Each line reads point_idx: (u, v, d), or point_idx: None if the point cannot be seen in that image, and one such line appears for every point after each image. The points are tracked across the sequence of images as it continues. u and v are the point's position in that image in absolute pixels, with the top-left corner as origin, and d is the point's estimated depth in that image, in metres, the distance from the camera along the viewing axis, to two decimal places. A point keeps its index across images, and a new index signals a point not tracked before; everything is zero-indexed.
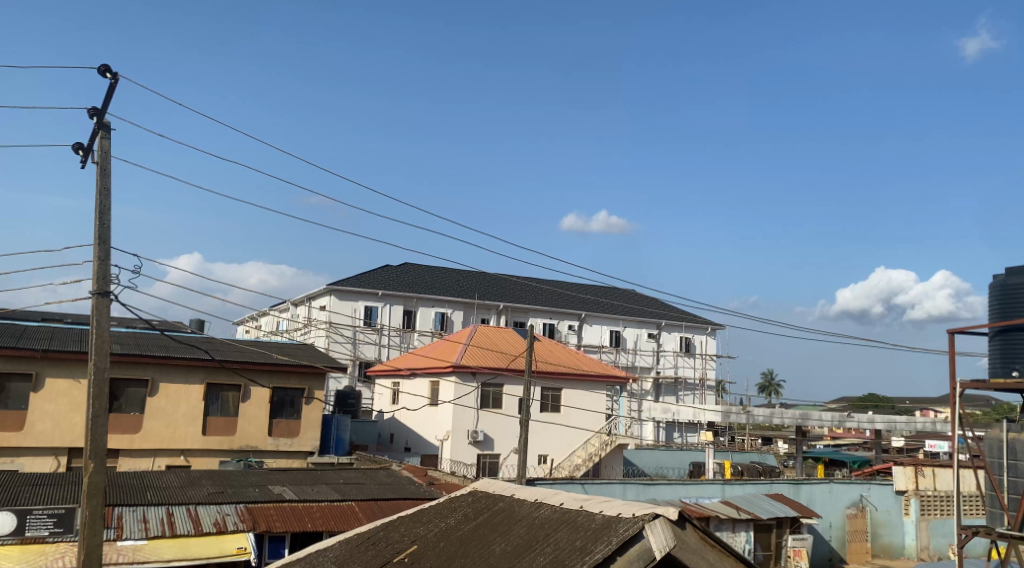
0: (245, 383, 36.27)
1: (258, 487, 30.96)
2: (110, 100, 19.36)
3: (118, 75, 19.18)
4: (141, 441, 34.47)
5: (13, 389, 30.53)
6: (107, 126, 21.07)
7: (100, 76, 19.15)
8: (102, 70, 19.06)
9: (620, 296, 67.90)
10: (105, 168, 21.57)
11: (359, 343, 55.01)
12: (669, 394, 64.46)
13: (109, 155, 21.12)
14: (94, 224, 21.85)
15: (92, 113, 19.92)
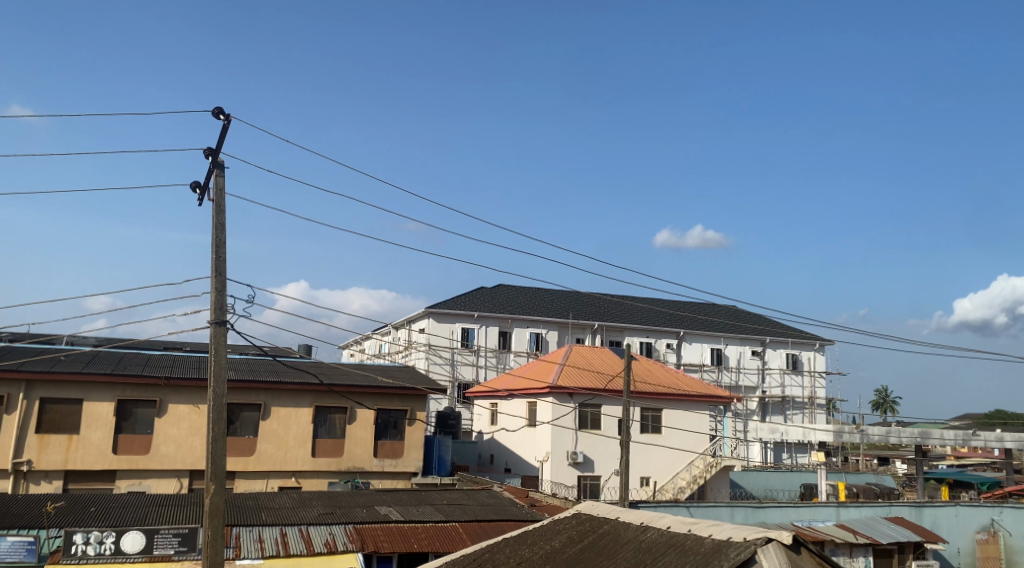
0: (351, 405, 37.26)
1: (365, 508, 31.74)
2: (224, 140, 20.52)
3: (231, 116, 20.30)
4: (256, 463, 35.76)
5: (140, 415, 32.16)
6: (221, 163, 22.23)
7: (215, 117, 20.33)
8: (216, 112, 20.22)
9: (722, 313, 66.94)
10: (220, 204, 22.76)
11: (458, 364, 55.73)
12: (777, 414, 63.00)
13: (224, 191, 22.35)
14: (211, 256, 23.09)
15: (207, 153, 21.13)
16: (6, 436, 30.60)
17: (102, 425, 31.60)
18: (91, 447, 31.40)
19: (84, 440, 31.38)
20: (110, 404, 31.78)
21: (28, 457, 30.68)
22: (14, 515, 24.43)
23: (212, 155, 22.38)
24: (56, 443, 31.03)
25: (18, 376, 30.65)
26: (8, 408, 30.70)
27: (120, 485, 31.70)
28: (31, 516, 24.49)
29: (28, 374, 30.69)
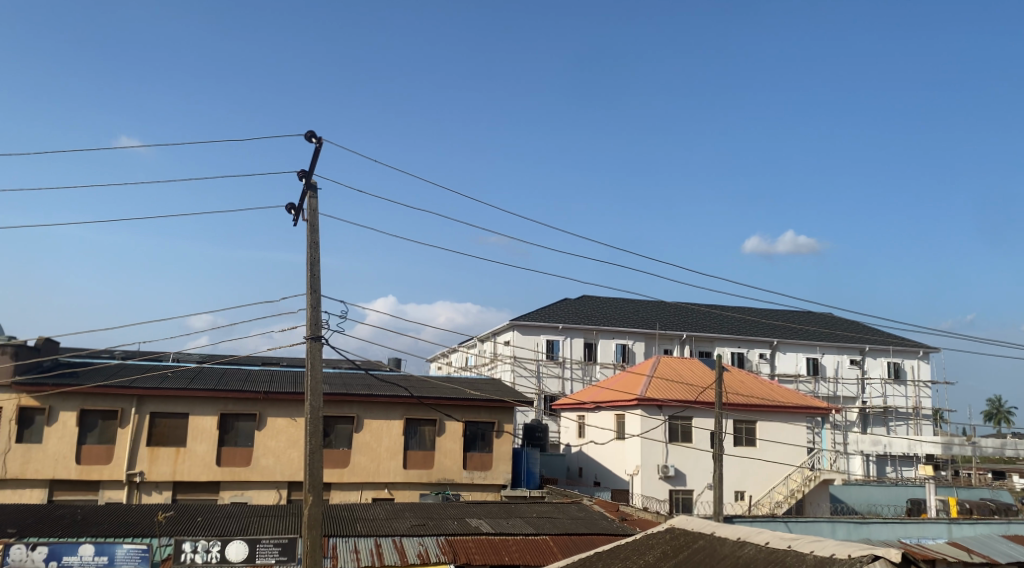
0: (440, 417, 37.69)
1: (456, 519, 31.97)
2: (317, 163, 21.18)
3: (323, 139, 20.90)
4: (350, 475, 36.43)
5: (241, 428, 33.18)
6: (314, 185, 22.89)
7: (307, 141, 20.96)
8: (309, 136, 20.86)
9: (817, 321, 65.47)
10: (313, 224, 23.40)
11: (544, 376, 55.68)
12: (880, 425, 60.52)
13: (318, 212, 22.98)
14: (306, 275, 23.73)
15: (301, 176, 21.82)
16: (120, 449, 32.17)
17: (206, 438, 32.73)
18: (196, 459, 32.53)
19: (190, 453, 32.55)
20: (214, 418, 32.92)
21: (141, 468, 32.08)
22: (127, 524, 25.50)
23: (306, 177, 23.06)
24: (165, 456, 32.34)
25: (130, 392, 32.20)
26: (122, 422, 32.30)
27: (224, 495, 32.66)
28: (144, 524, 25.53)
29: (139, 390, 32.21)
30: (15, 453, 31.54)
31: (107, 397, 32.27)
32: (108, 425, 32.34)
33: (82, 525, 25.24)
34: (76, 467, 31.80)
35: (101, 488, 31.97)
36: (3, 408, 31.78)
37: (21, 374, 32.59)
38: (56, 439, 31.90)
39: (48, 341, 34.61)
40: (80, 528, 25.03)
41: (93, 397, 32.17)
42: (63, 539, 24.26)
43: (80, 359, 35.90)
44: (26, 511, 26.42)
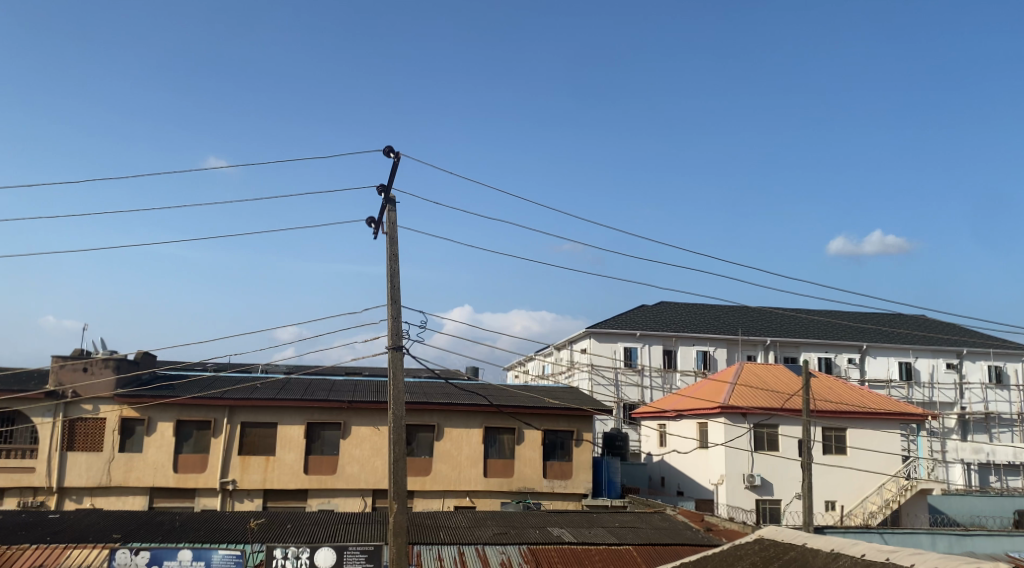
0: (519, 426, 37.65)
1: (539, 528, 31.84)
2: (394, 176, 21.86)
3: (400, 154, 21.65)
4: (432, 483, 36.63)
5: (327, 437, 33.67)
6: (393, 198, 23.35)
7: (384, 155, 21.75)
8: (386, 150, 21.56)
9: (911, 324, 63.42)
10: (393, 237, 23.71)
11: (622, 385, 55.20)
12: (982, 432, 58.16)
13: (396, 225, 23.34)
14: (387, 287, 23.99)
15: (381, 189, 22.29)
16: (213, 458, 32.97)
17: (294, 447, 33.31)
18: (285, 467, 33.12)
19: (280, 461, 33.16)
20: (301, 427, 33.49)
21: (233, 476, 32.81)
22: (222, 530, 26.08)
23: (385, 190, 23.44)
24: (256, 464, 33.00)
25: (222, 402, 33.03)
26: (215, 432, 33.12)
27: (312, 503, 33.17)
28: (237, 531, 26.09)
29: (230, 400, 33.03)
30: (117, 462, 32.68)
31: (201, 408, 33.16)
32: (202, 435, 33.19)
33: (180, 531, 25.94)
34: (173, 475, 32.74)
35: (197, 496, 32.80)
36: (105, 419, 32.95)
37: (122, 386, 33.78)
38: (155, 448, 32.90)
39: (146, 354, 35.71)
40: (177, 533, 25.73)
41: (188, 407, 33.13)
42: (162, 544, 24.96)
43: (176, 371, 36.97)
44: (127, 517, 27.29)
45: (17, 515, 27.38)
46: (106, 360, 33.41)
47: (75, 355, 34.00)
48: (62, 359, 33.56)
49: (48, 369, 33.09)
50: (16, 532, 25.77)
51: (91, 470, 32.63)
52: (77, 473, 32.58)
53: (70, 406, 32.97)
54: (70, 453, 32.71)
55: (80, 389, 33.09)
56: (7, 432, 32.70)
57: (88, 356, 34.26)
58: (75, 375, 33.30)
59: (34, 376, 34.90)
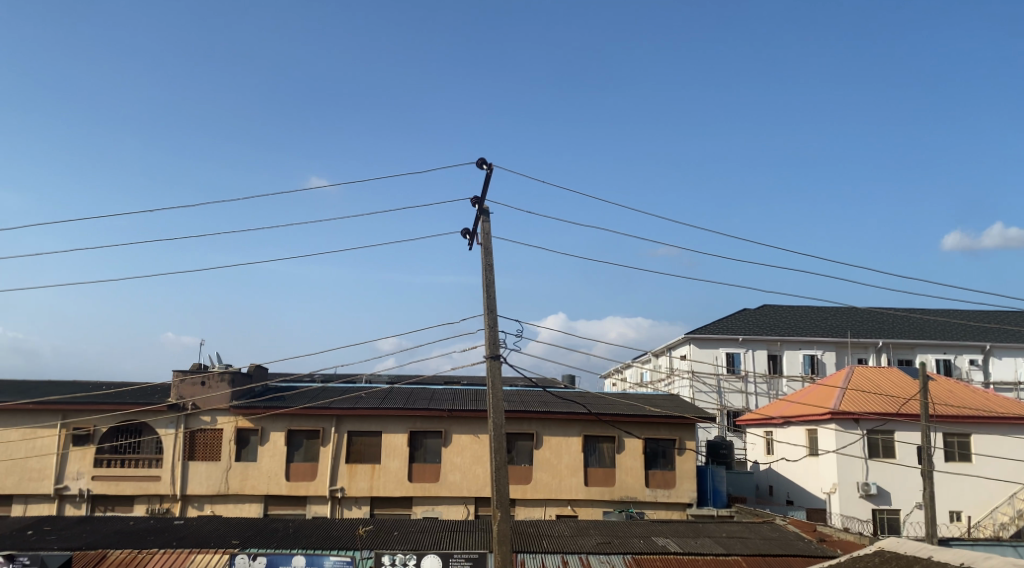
0: (619, 434, 36.96)
1: (643, 538, 31.10)
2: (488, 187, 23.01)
3: (492, 165, 22.91)
4: (534, 491, 36.31)
5: (430, 445, 33.75)
6: (486, 210, 24.05)
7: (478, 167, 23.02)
8: (479, 163, 22.81)
9: None
10: (488, 247, 23.89)
11: (725, 392, 53.85)
12: None
13: (491, 233, 23.82)
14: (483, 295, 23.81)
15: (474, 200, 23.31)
16: (323, 466, 33.39)
17: (398, 455, 33.48)
18: (391, 475, 33.30)
19: (385, 469, 33.37)
20: (404, 435, 33.66)
21: (341, 484, 33.17)
22: (332, 537, 26.28)
23: (479, 202, 24.19)
24: (362, 472, 33.32)
25: (330, 411, 33.47)
26: (324, 441, 33.54)
27: (417, 510, 33.25)
28: (346, 538, 26.28)
29: (337, 410, 33.45)
30: (234, 470, 33.43)
31: (310, 417, 33.68)
32: (312, 444, 33.68)
33: (293, 538, 26.25)
34: (286, 483, 33.29)
35: (309, 503, 33.25)
36: (222, 429, 33.83)
37: (238, 399, 34.60)
38: (269, 457, 33.53)
39: (258, 367, 36.52)
40: (291, 540, 26.06)
41: (299, 417, 33.70)
42: (278, 550, 25.33)
43: (287, 383, 37.73)
44: (242, 523, 27.80)
45: (144, 521, 28.23)
46: (223, 373, 34.31)
47: (193, 370, 34.98)
48: (181, 373, 34.53)
49: (170, 383, 34.09)
50: (144, 537, 26.54)
51: (210, 479, 33.45)
52: (197, 481, 33.44)
53: (190, 418, 33.97)
54: (191, 463, 33.61)
55: (199, 402, 34.01)
56: (134, 443, 33.95)
57: (205, 370, 35.22)
58: (195, 389, 34.23)
59: (156, 390, 36.12)
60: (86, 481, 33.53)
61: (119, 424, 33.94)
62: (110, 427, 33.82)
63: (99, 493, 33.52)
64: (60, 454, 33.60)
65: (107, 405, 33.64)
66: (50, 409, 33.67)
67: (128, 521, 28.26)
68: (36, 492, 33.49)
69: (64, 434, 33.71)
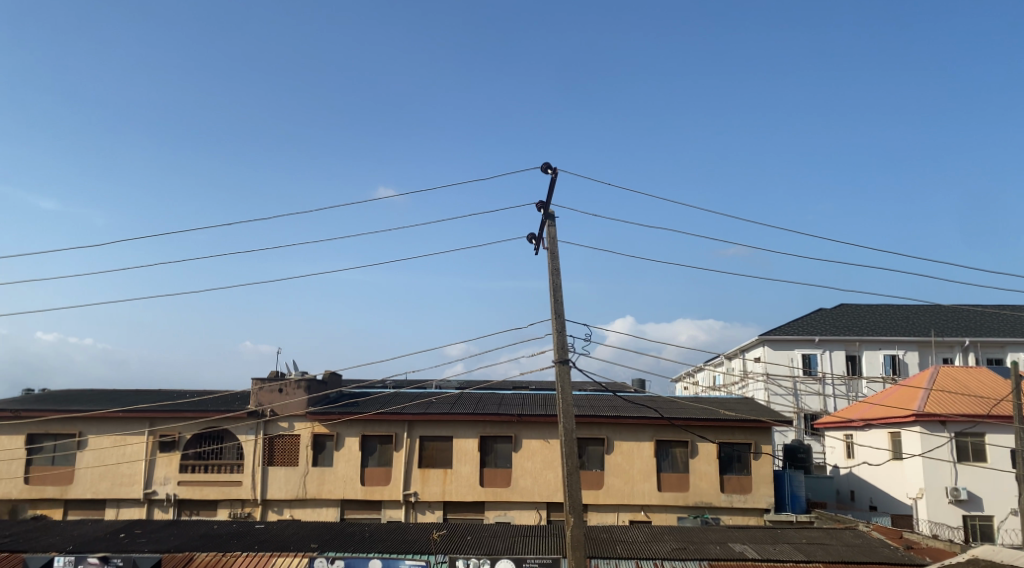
0: (692, 439, 36.11)
1: (719, 544, 30.28)
2: (553, 191, 22.91)
3: (557, 170, 22.74)
4: (606, 496, 35.72)
5: (500, 450, 33.45)
6: (552, 214, 23.81)
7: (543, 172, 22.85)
8: (544, 167, 22.78)
9: None
10: (555, 252, 23.55)
11: (802, 394, 52.45)
12: None
13: (556, 239, 23.49)
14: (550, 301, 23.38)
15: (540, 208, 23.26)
16: (397, 470, 33.35)
17: (469, 460, 33.27)
18: (462, 480, 33.11)
19: (456, 474, 33.19)
20: (475, 440, 33.43)
21: (415, 488, 33.10)
22: (407, 542, 26.12)
23: (544, 207, 23.96)
24: (435, 477, 33.18)
25: (402, 417, 33.43)
26: (397, 446, 33.52)
27: (489, 515, 32.96)
28: (421, 542, 26.11)
29: (408, 415, 33.40)
30: (311, 476, 33.63)
31: (383, 422, 33.69)
32: (385, 449, 33.68)
33: (369, 541, 26.17)
34: (361, 488, 33.34)
35: (383, 508, 33.24)
36: (299, 435, 34.05)
37: (315, 405, 34.78)
38: (344, 462, 33.65)
39: (332, 374, 36.72)
40: (367, 544, 25.98)
41: (372, 422, 33.74)
42: (356, 554, 25.31)
43: (360, 389, 37.87)
44: (320, 528, 27.85)
45: (227, 525, 28.51)
46: (299, 380, 34.57)
47: (271, 377, 35.31)
48: (260, 381, 34.94)
49: (249, 391, 34.56)
50: (227, 541, 26.77)
51: (289, 483, 33.70)
52: (277, 486, 33.70)
53: (269, 424, 34.31)
54: (270, 468, 33.89)
55: (277, 408, 34.40)
56: (217, 449, 34.43)
57: (282, 377, 35.54)
58: (273, 396, 34.64)
59: (236, 397, 36.58)
60: (173, 486, 34.08)
61: (202, 431, 34.44)
62: (194, 434, 34.33)
63: (185, 498, 34.01)
64: (148, 460, 34.24)
65: (190, 412, 34.21)
66: (137, 416, 34.31)
67: (211, 525, 28.57)
68: (127, 496, 34.15)
69: (152, 440, 34.35)
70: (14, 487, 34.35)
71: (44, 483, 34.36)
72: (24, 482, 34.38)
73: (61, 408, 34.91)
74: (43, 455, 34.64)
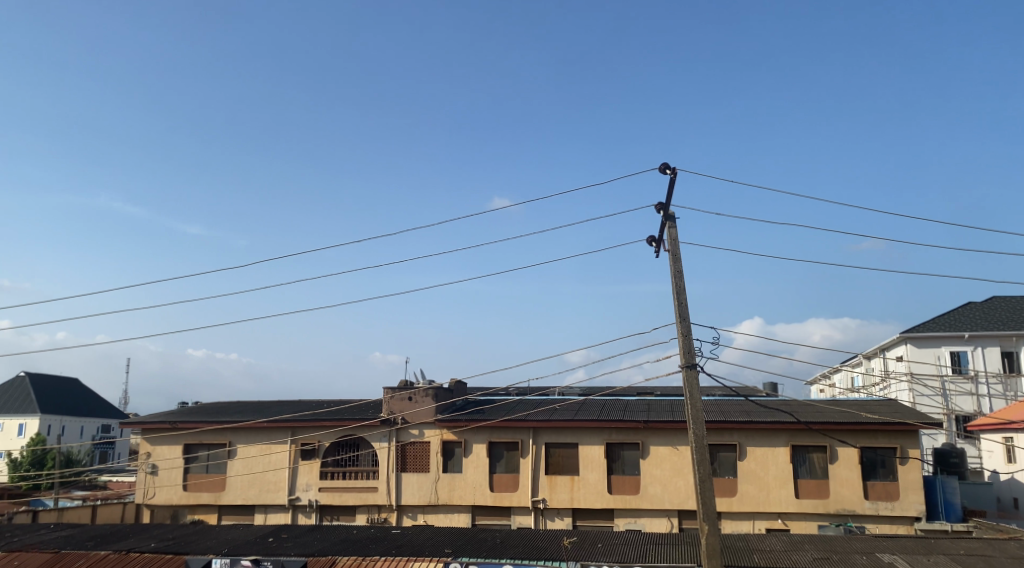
0: (831, 443, 34.02)
1: (866, 554, 28.24)
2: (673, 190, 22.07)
3: (677, 169, 22.15)
4: (740, 504, 34.08)
5: (627, 457, 32.36)
6: (673, 215, 22.67)
7: (662, 172, 22.33)
8: (663, 167, 22.21)
9: None
10: (676, 254, 22.40)
11: (952, 395, 49.11)
12: None
13: (678, 241, 22.35)
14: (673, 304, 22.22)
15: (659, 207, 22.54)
16: (524, 477, 32.71)
17: (596, 467, 32.31)
18: (590, 487, 32.17)
19: (584, 481, 32.28)
20: (600, 447, 32.44)
21: (543, 495, 32.36)
22: (538, 548, 25.37)
23: (664, 208, 22.91)
24: (562, 484, 32.37)
25: (526, 423, 32.77)
26: (523, 453, 32.87)
27: (619, 523, 31.91)
28: (552, 548, 25.32)
29: (533, 421, 32.70)
30: (442, 482, 33.40)
31: (509, 429, 33.14)
32: (512, 455, 33.13)
33: (501, 547, 25.55)
34: (491, 494, 32.84)
35: (513, 514, 32.65)
36: (429, 442, 33.91)
37: (443, 413, 34.50)
38: (473, 469, 33.23)
39: (458, 383, 36.43)
40: (500, 550, 25.38)
41: (499, 429, 33.22)
42: (488, 559, 24.72)
43: (486, 397, 37.44)
44: (454, 533, 27.47)
45: (367, 529, 28.53)
46: (427, 389, 34.23)
47: (401, 386, 35.29)
48: (391, 390, 34.92)
49: (380, 399, 34.53)
50: (366, 545, 26.70)
51: (422, 489, 33.54)
52: (410, 492, 33.59)
53: (401, 432, 34.26)
54: (403, 474, 33.85)
55: (408, 417, 34.28)
56: (353, 457, 34.67)
57: (412, 386, 35.47)
58: (404, 404, 34.48)
59: (370, 406, 36.81)
60: (315, 492, 34.40)
61: (338, 439, 34.76)
62: (332, 442, 34.69)
63: (326, 504, 34.28)
64: (292, 468, 34.72)
65: (327, 421, 34.57)
66: (280, 426, 34.94)
67: (351, 530, 28.67)
68: (273, 502, 34.71)
69: (294, 449, 34.84)
70: (174, 493, 35.72)
71: (200, 489, 35.49)
72: (183, 489, 35.69)
73: (213, 420, 36.02)
74: (198, 464, 35.84)
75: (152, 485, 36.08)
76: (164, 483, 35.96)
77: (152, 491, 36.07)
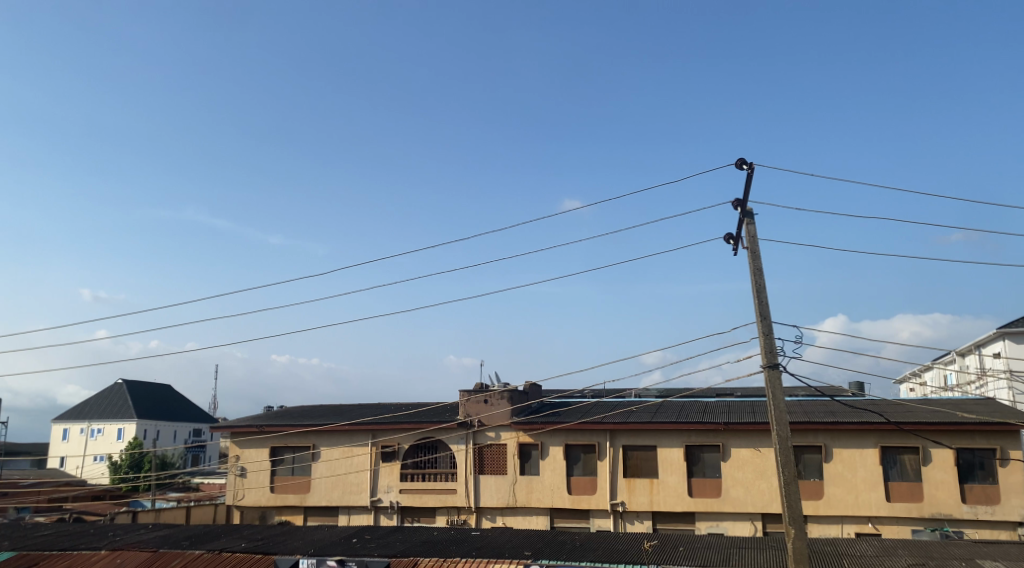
0: (924, 444, 32.25)
1: (965, 560, 26.53)
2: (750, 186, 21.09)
3: (753, 164, 21.20)
4: (827, 507, 32.58)
5: (708, 459, 31.18)
6: (751, 211, 21.59)
7: (738, 167, 21.36)
8: (739, 163, 21.24)
9: None
10: (755, 251, 21.32)
11: None
12: None
13: (757, 238, 21.24)
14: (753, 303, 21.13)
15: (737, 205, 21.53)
16: (601, 480, 31.85)
17: (676, 469, 31.23)
18: (670, 489, 31.13)
19: (663, 484, 31.25)
20: (680, 449, 31.34)
21: (622, 498, 31.43)
22: (618, 551, 24.48)
23: (741, 205, 21.87)
24: (640, 487, 31.41)
25: (603, 425, 31.88)
26: (600, 455, 32.01)
27: (701, 526, 30.80)
28: (633, 552, 24.42)
29: (610, 423, 31.78)
30: (520, 485, 32.73)
31: (585, 431, 32.32)
32: (589, 457, 32.29)
33: (581, 551, 24.72)
34: (569, 496, 32.04)
35: (591, 517, 31.85)
36: (506, 445, 33.30)
37: (518, 416, 33.87)
38: (550, 472, 32.49)
39: (533, 385, 35.76)
40: (580, 553, 24.55)
41: (575, 431, 32.44)
42: (569, 561, 23.89)
43: (562, 398, 36.67)
44: (534, 535, 26.79)
45: (447, 531, 28.04)
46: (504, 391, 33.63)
47: (477, 389, 34.78)
48: (467, 393, 34.44)
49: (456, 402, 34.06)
50: (447, 547, 26.13)
51: (500, 492, 32.94)
52: (490, 494, 33.01)
53: (478, 434, 33.76)
54: (481, 477, 33.30)
55: (485, 419, 33.76)
56: (432, 459, 34.23)
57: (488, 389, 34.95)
58: (480, 407, 33.98)
59: (447, 409, 36.40)
60: (395, 494, 34.14)
61: (417, 442, 34.39)
62: (411, 444, 34.32)
63: (406, 505, 34.00)
64: (372, 470, 34.55)
65: (406, 424, 34.20)
66: (361, 429, 34.78)
67: (433, 531, 28.17)
68: (356, 504, 34.55)
69: (375, 451, 34.67)
70: (262, 495, 35.78)
71: (286, 491, 35.48)
72: (271, 491, 35.73)
73: (297, 423, 35.94)
74: (285, 466, 35.89)
75: (240, 487, 36.21)
76: (252, 485, 36.05)
77: (240, 493, 36.20)
